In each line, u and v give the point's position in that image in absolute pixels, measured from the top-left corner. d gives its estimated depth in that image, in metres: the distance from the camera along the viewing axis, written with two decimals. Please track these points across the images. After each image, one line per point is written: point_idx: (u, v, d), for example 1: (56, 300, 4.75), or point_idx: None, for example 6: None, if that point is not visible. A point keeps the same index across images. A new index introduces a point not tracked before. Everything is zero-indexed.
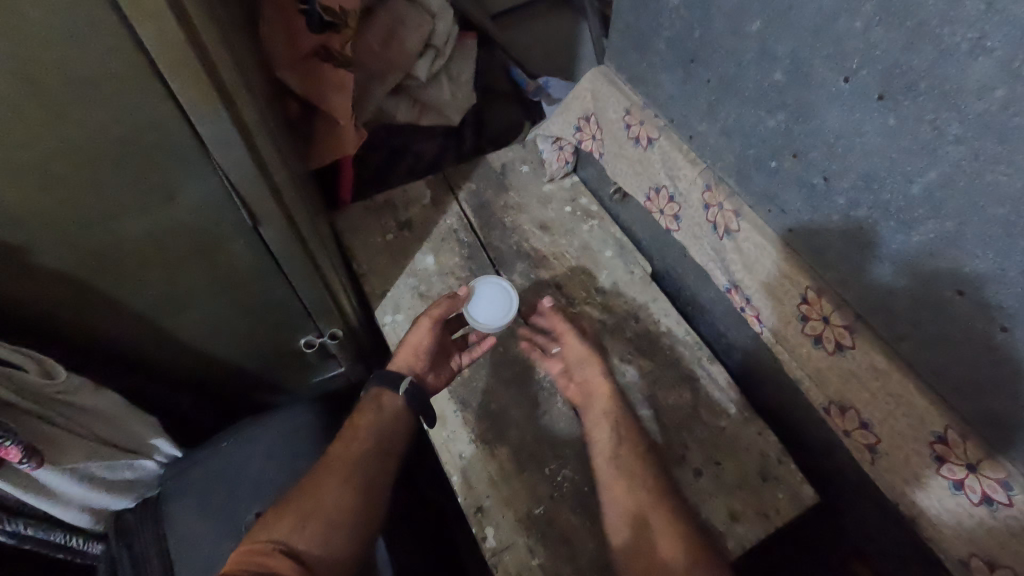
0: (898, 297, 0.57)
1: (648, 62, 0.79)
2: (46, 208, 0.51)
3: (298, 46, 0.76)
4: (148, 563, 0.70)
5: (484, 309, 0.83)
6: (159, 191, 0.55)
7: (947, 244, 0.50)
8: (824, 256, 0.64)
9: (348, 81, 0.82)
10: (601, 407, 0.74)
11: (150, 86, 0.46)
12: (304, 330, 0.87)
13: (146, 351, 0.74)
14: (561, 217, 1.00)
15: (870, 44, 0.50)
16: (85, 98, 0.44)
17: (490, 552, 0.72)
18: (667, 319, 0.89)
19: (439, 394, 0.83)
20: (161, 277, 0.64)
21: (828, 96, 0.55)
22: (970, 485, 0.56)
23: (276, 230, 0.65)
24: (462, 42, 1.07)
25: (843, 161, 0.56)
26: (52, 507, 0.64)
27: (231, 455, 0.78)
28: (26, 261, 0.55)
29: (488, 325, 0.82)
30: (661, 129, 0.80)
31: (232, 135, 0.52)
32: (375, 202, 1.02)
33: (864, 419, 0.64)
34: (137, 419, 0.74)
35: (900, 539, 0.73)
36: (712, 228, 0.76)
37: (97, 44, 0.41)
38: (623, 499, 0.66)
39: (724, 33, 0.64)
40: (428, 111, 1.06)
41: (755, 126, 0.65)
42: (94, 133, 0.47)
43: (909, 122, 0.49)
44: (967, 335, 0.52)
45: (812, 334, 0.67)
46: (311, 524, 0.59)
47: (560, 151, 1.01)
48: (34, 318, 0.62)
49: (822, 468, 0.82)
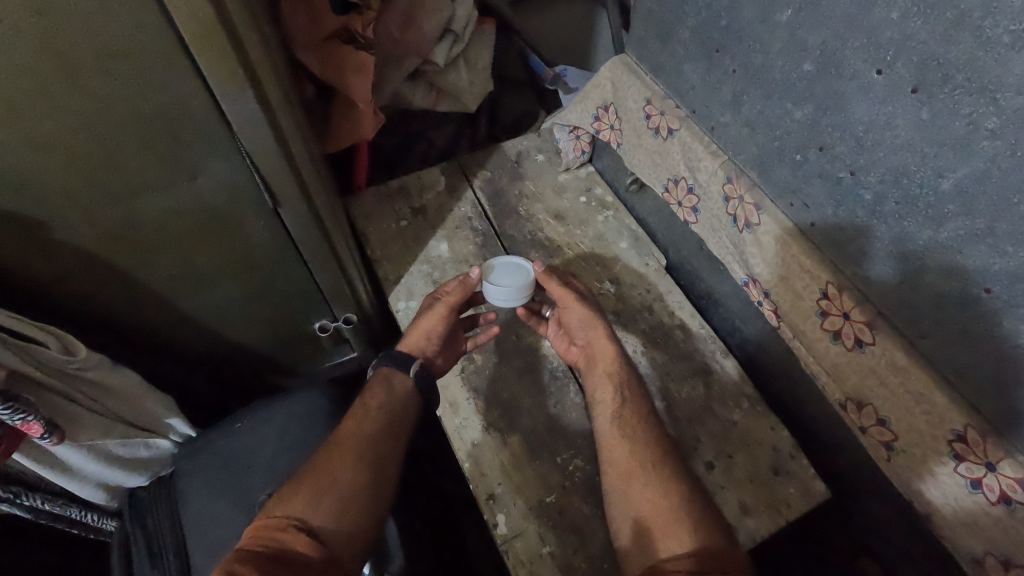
0: (922, 293, 0.57)
1: (670, 51, 0.78)
2: (71, 186, 0.51)
3: (320, 26, 0.76)
4: (162, 541, 0.71)
5: (501, 280, 0.83)
6: (182, 169, 0.54)
7: (976, 241, 0.50)
8: (846, 250, 0.63)
9: (369, 61, 0.80)
10: (604, 367, 0.73)
11: (179, 61, 0.45)
12: (318, 313, 0.87)
13: (162, 330, 0.75)
14: (576, 207, 0.99)
15: (906, 36, 0.49)
16: (114, 75, 0.44)
17: (501, 539, 0.72)
18: (682, 312, 0.88)
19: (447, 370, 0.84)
20: (181, 257, 0.65)
21: (859, 88, 0.54)
22: (987, 484, 0.56)
23: (296, 212, 0.65)
24: (481, 28, 1.07)
25: (870, 155, 0.56)
26: (66, 481, 0.65)
27: (243, 436, 0.78)
28: (49, 239, 0.55)
29: (515, 286, 0.81)
30: (682, 120, 0.79)
31: (256, 114, 0.52)
32: (389, 188, 1.01)
33: (881, 416, 0.64)
34: (154, 398, 0.74)
35: (914, 534, 0.73)
36: (732, 221, 0.75)
37: (126, 18, 0.41)
38: (622, 458, 0.63)
39: (754, 21, 0.63)
40: (444, 98, 1.05)
41: (781, 118, 0.64)
42: (122, 110, 0.47)
43: (943, 116, 0.48)
44: (990, 334, 0.52)
45: (830, 330, 0.66)
46: (327, 499, 0.58)
47: (576, 140, 1.01)
48: (54, 296, 0.62)
49: (834, 464, 0.82)
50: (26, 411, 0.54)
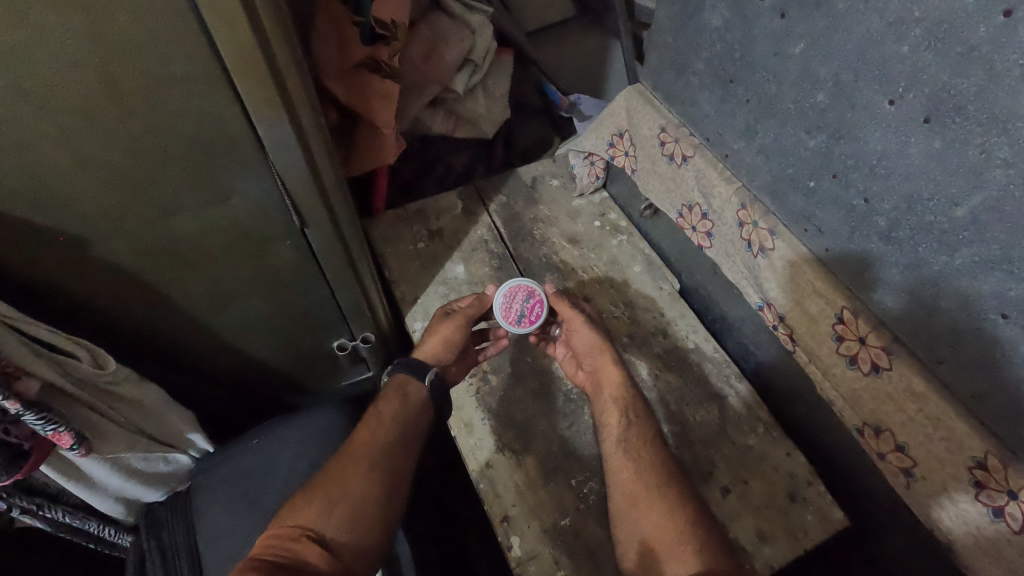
0: (939, 319, 0.57)
1: (685, 81, 0.80)
2: (112, 204, 0.53)
3: (348, 56, 0.79)
4: (177, 556, 0.71)
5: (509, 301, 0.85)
6: (218, 190, 0.57)
7: (991, 267, 0.51)
8: (860, 275, 0.64)
9: (394, 90, 0.84)
10: (610, 391, 0.73)
11: (221, 88, 0.48)
12: (337, 332, 0.89)
13: (186, 346, 0.76)
14: (590, 231, 1.01)
15: (918, 67, 0.50)
16: (160, 99, 0.46)
17: (515, 561, 0.72)
18: (695, 335, 0.89)
19: (460, 386, 0.85)
20: (210, 275, 0.67)
21: (872, 118, 0.56)
22: (1010, 512, 0.55)
23: (321, 231, 0.67)
24: (499, 57, 1.10)
25: (884, 182, 0.57)
26: (86, 493, 0.66)
27: (259, 452, 0.79)
28: (88, 255, 0.57)
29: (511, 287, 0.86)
30: (696, 147, 0.81)
31: (288, 137, 0.54)
32: (407, 211, 1.03)
33: (899, 442, 0.63)
34: (177, 414, 0.75)
35: (934, 563, 0.72)
36: (746, 246, 0.76)
37: (177, 47, 0.43)
38: (628, 480, 0.63)
39: (766, 53, 0.65)
40: (463, 124, 1.08)
41: (794, 146, 0.66)
42: (165, 134, 0.49)
43: (956, 145, 0.50)
44: (1005, 359, 0.52)
45: (846, 354, 0.67)
46: (338, 511, 0.59)
47: (591, 166, 1.03)
48: (87, 312, 0.64)
49: (850, 492, 0.82)
50: (58, 421, 0.55)
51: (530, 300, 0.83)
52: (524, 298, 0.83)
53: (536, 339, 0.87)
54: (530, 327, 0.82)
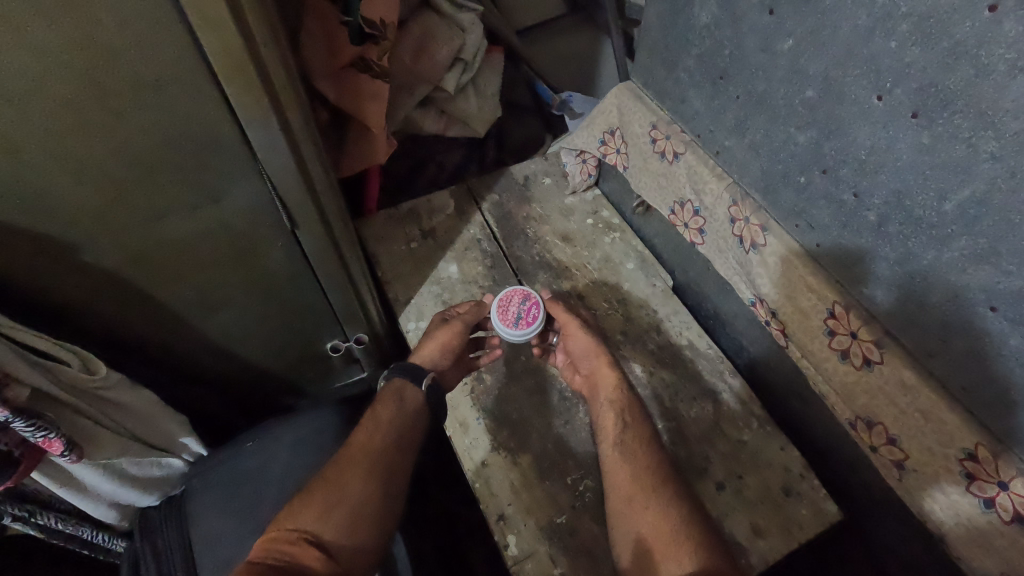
0: (929, 313, 0.58)
1: (675, 78, 0.80)
2: (99, 209, 0.53)
3: (337, 56, 0.79)
4: (171, 562, 0.71)
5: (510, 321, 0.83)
6: (206, 193, 0.56)
7: (980, 261, 0.51)
8: (850, 270, 0.65)
9: (384, 89, 0.84)
10: (607, 394, 0.73)
11: (209, 93, 0.47)
12: (330, 333, 0.88)
13: (177, 349, 0.76)
14: (583, 229, 1.01)
15: (905, 63, 0.51)
16: (147, 103, 0.46)
17: (511, 560, 0.72)
18: (689, 332, 0.89)
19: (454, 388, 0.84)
20: (200, 278, 0.66)
21: (860, 113, 0.56)
22: (1000, 503, 0.56)
23: (311, 233, 0.67)
24: (490, 56, 1.10)
25: (874, 177, 0.57)
26: (79, 499, 0.66)
27: (253, 455, 0.79)
28: (75, 260, 0.57)
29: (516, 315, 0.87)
30: (687, 144, 0.81)
31: (277, 139, 0.53)
32: (400, 211, 1.03)
33: (891, 435, 0.64)
34: (168, 419, 0.75)
35: (927, 556, 0.73)
36: (738, 242, 0.77)
37: (164, 50, 0.43)
38: (624, 480, 0.64)
39: (756, 50, 0.65)
40: (453, 123, 1.08)
41: (784, 142, 0.66)
42: (153, 138, 0.49)
43: (944, 140, 0.50)
44: (996, 351, 0.53)
45: (838, 348, 0.67)
46: (336, 514, 0.59)
47: (583, 164, 1.03)
48: (77, 317, 0.64)
49: (844, 484, 0.82)
50: (48, 427, 0.55)
51: (525, 303, 0.81)
52: (520, 302, 0.81)
53: (538, 350, 0.85)
54: (528, 329, 0.79)
